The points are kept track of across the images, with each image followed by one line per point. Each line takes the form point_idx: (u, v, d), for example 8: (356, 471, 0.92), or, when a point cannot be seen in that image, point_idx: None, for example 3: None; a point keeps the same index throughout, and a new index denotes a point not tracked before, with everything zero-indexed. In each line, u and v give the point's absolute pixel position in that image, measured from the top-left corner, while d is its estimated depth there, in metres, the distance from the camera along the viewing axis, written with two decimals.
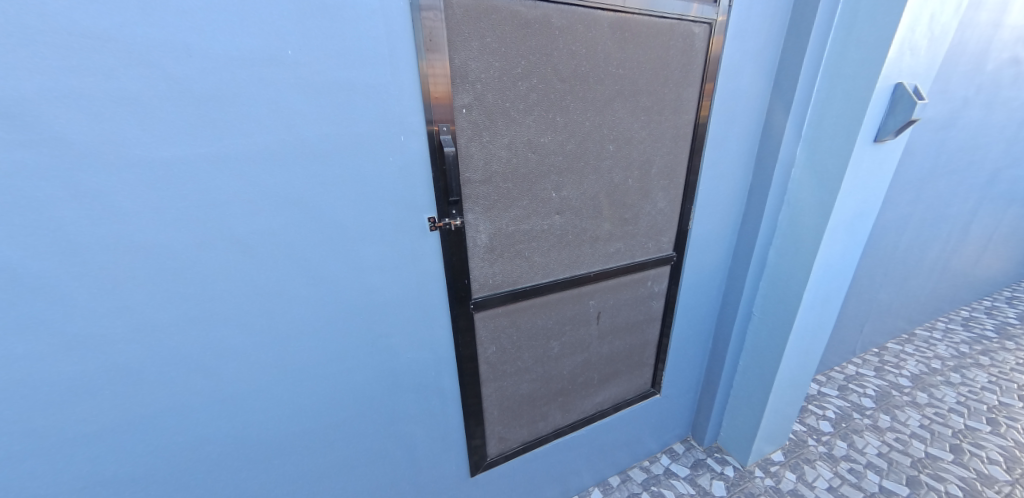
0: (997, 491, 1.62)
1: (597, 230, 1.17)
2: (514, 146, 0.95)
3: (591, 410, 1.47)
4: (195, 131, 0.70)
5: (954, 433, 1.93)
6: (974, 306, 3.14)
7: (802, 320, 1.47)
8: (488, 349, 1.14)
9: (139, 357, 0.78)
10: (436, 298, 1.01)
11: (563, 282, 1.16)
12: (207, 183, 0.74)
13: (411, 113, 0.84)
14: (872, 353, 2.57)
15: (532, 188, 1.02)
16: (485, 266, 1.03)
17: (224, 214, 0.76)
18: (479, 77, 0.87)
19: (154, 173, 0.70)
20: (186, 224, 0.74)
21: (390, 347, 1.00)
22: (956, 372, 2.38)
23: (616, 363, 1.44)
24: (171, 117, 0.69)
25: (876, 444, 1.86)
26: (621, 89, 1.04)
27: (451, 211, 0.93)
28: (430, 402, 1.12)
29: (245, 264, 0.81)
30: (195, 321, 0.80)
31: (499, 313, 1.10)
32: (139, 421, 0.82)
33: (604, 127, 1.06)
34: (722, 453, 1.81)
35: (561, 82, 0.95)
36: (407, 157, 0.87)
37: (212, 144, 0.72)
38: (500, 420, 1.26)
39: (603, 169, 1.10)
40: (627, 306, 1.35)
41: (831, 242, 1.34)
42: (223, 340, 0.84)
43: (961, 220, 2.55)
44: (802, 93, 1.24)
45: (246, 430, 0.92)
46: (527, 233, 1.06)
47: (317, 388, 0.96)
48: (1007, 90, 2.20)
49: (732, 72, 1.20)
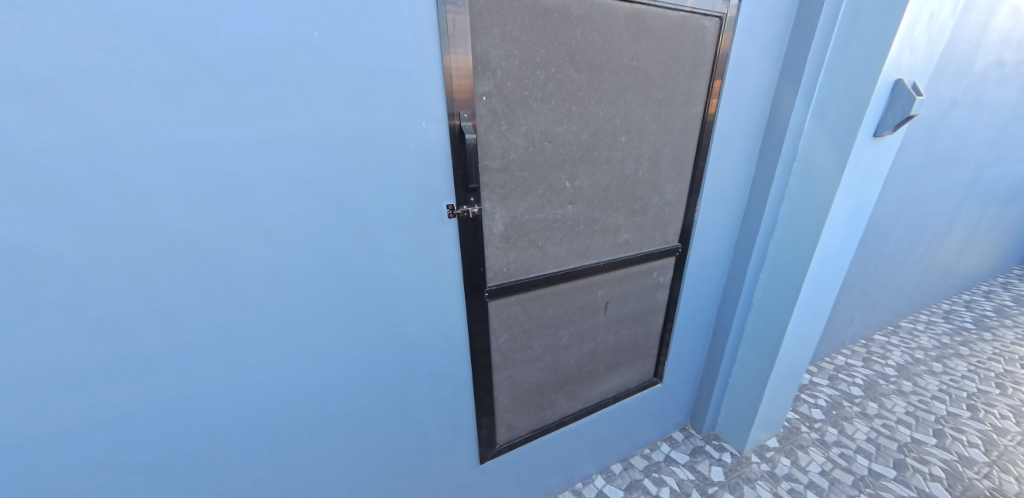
0: (977, 472, 1.71)
1: (607, 221, 1.19)
2: (532, 135, 0.97)
3: (595, 398, 1.50)
4: (220, 112, 0.70)
5: (936, 418, 2.01)
6: (954, 299, 3.26)
7: (800, 309, 1.51)
8: (501, 337, 1.15)
9: (159, 342, 0.78)
10: (451, 286, 1.02)
11: (573, 272, 1.18)
12: (230, 166, 0.73)
13: (432, 100, 0.84)
14: (860, 344, 2.65)
15: (548, 177, 1.03)
16: (500, 255, 1.04)
17: (246, 197, 0.76)
18: (499, 65, 0.88)
19: (176, 154, 0.69)
20: (208, 206, 0.74)
21: (406, 335, 1.01)
22: (938, 362, 2.47)
23: (621, 352, 1.47)
24: (196, 97, 0.68)
25: (864, 430, 1.93)
26: (634, 81, 1.05)
27: (469, 199, 0.94)
28: (443, 390, 1.13)
29: (267, 248, 0.80)
30: (217, 305, 0.80)
31: (511, 301, 1.12)
32: (156, 406, 0.81)
33: (616, 119, 1.07)
34: (719, 440, 1.86)
35: (577, 72, 0.97)
36: (427, 144, 0.87)
37: (235, 125, 0.71)
38: (510, 408, 1.28)
39: (615, 160, 1.12)
40: (633, 296, 1.38)
41: (830, 235, 1.38)
42: (244, 326, 0.84)
43: (945, 216, 2.64)
44: (807, 88, 1.27)
45: (262, 416, 0.92)
46: (541, 222, 1.07)
47: (334, 376, 0.97)
48: (993, 90, 2.28)
49: (740, 66, 1.22)
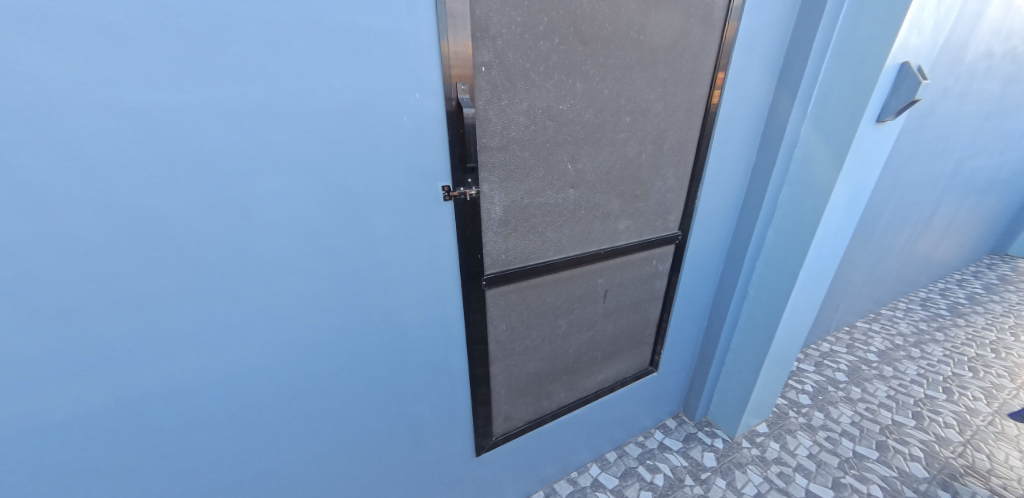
0: (952, 452, 1.75)
1: (609, 207, 1.14)
2: (533, 112, 0.90)
3: (591, 388, 1.47)
4: (191, 76, 0.63)
5: (915, 401, 2.05)
6: (930, 287, 3.35)
7: (796, 296, 1.49)
8: (498, 327, 1.10)
9: (127, 332, 0.70)
10: (448, 274, 0.96)
11: (574, 259, 1.13)
12: (200, 138, 0.66)
13: (428, 69, 0.77)
14: (844, 331, 2.69)
15: (549, 158, 0.97)
16: (500, 240, 0.99)
17: (221, 173, 0.68)
18: (500, 33, 0.81)
19: (140, 122, 0.62)
20: (180, 182, 0.67)
21: (399, 325, 0.95)
22: (916, 347, 2.53)
23: (618, 341, 1.44)
24: (166, 58, 0.61)
25: (849, 413, 1.96)
26: (640, 57, 1.00)
27: (467, 180, 0.87)
28: (439, 382, 1.07)
29: (245, 229, 0.73)
30: (192, 293, 0.73)
31: (510, 289, 1.06)
32: (124, 403, 0.74)
33: (621, 97, 1.01)
34: (711, 426, 1.86)
35: (582, 44, 0.90)
36: (423, 119, 0.80)
37: (207, 91, 0.64)
38: (507, 399, 1.24)
39: (618, 141, 1.06)
40: (632, 284, 1.34)
41: (829, 222, 1.36)
42: (222, 316, 0.77)
43: (928, 205, 2.69)
44: (812, 71, 1.23)
45: (244, 412, 0.85)
46: (542, 207, 1.02)
47: (321, 367, 0.90)
48: (980, 80, 2.30)
49: (747, 46, 1.17)
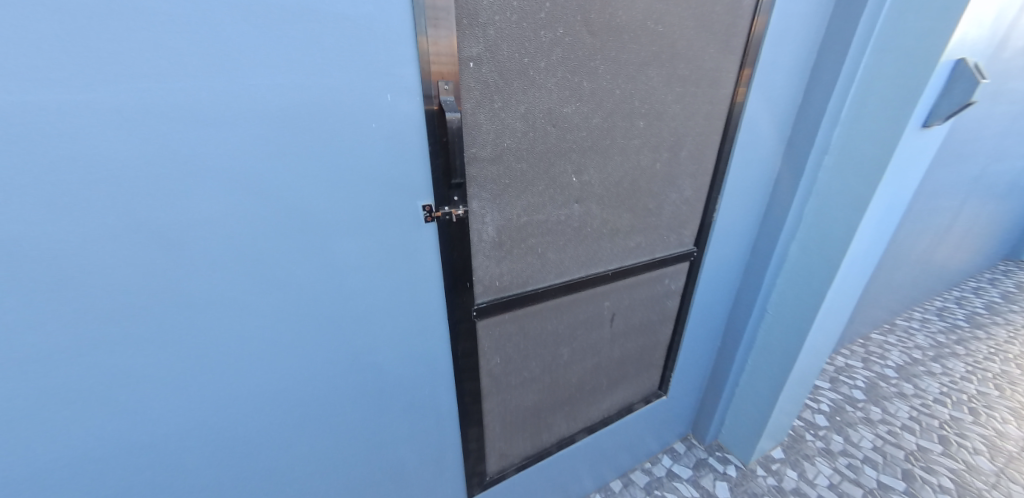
0: (985, 483, 1.61)
1: (618, 222, 1.00)
2: (532, 116, 0.76)
3: (595, 417, 1.33)
4: (94, 68, 0.49)
5: (941, 423, 1.90)
6: (946, 295, 3.20)
7: (823, 318, 1.35)
8: (491, 360, 0.96)
9: (27, 392, 0.57)
10: (431, 305, 0.82)
11: (578, 282, 0.99)
12: (113, 150, 0.53)
13: (402, 65, 0.63)
14: (859, 342, 2.55)
15: (550, 170, 0.83)
16: (492, 264, 0.85)
17: (144, 195, 0.55)
18: (492, 20, 0.67)
19: (26, 131, 0.48)
20: (90, 206, 0.53)
21: (374, 364, 0.81)
22: (936, 362, 2.39)
23: (625, 366, 1.30)
24: (62, 51, 0.48)
25: (870, 437, 1.81)
26: (657, 51, 0.85)
27: (452, 197, 0.73)
28: (423, 423, 0.93)
29: (174, 258, 0.59)
30: (113, 335, 0.59)
31: (504, 319, 0.93)
32: (32, 473, 0.60)
33: (634, 98, 0.87)
34: (723, 451, 1.72)
35: (591, 36, 0.76)
36: (397, 125, 0.66)
37: (115, 85, 0.51)
38: (501, 436, 1.10)
39: (630, 149, 0.92)
40: (642, 305, 1.20)
41: (864, 237, 1.21)
42: (153, 365, 0.63)
43: (949, 212, 2.55)
44: (851, 66, 1.08)
45: (186, 472, 0.71)
46: (541, 225, 0.88)
47: (280, 414, 0.76)
48: (1012, 80, 2.16)
49: (778, 37, 1.02)
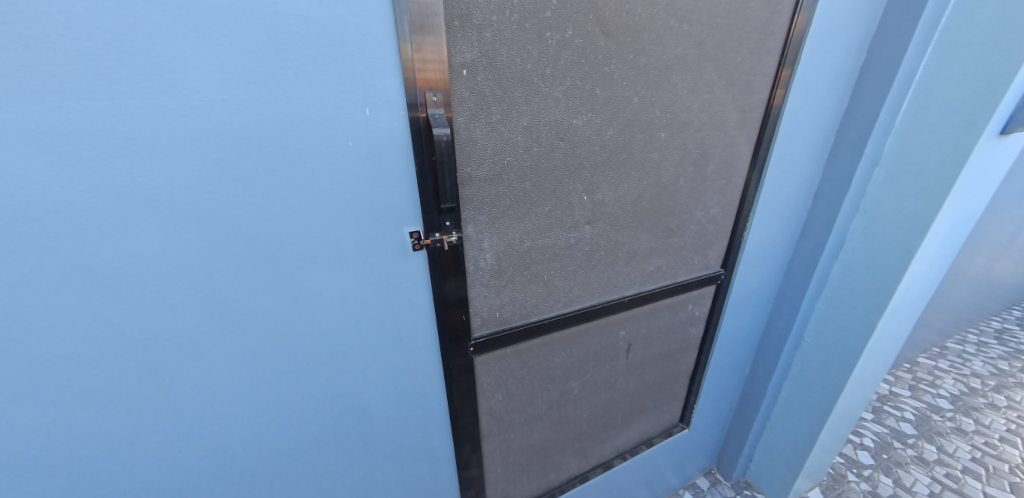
0: None
1: (636, 245, 0.89)
2: (536, 129, 0.67)
3: (610, 453, 1.22)
4: (26, 87, 0.43)
5: (1011, 468, 1.69)
6: (1004, 316, 2.92)
7: (871, 350, 1.19)
8: (492, 398, 0.87)
9: None
10: (421, 341, 0.74)
11: (589, 312, 0.89)
12: (52, 180, 0.47)
13: (384, 75, 0.55)
14: (905, 368, 2.34)
15: (558, 189, 0.74)
16: (491, 295, 0.76)
17: (89, 228, 0.49)
18: (489, 21, 0.58)
19: None
20: (26, 241, 0.47)
21: (358, 406, 0.73)
22: (999, 393, 2.15)
23: (643, 398, 1.18)
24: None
25: (925, 481, 1.62)
26: (682, 53, 0.75)
27: (444, 223, 0.65)
28: (415, 468, 0.85)
29: (126, 295, 0.53)
30: (59, 380, 0.53)
31: (506, 353, 0.83)
32: None
33: (655, 107, 0.77)
34: (752, 490, 1.57)
35: (605, 37, 0.66)
36: (378, 143, 0.58)
37: (51, 107, 0.45)
38: (504, 477, 1.00)
39: (650, 164, 0.82)
40: (661, 333, 1.09)
41: (922, 261, 1.06)
42: (107, 412, 0.57)
43: (1009, 226, 2.32)
44: (907, 68, 0.94)
45: None
46: (547, 250, 0.78)
47: (254, 462, 0.69)
48: None
49: (821, 36, 0.90)
